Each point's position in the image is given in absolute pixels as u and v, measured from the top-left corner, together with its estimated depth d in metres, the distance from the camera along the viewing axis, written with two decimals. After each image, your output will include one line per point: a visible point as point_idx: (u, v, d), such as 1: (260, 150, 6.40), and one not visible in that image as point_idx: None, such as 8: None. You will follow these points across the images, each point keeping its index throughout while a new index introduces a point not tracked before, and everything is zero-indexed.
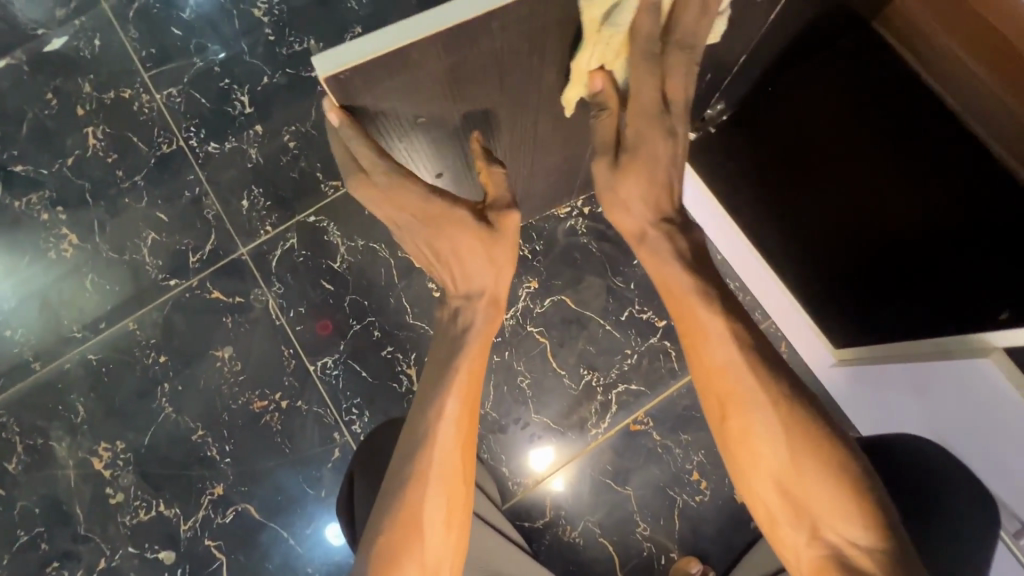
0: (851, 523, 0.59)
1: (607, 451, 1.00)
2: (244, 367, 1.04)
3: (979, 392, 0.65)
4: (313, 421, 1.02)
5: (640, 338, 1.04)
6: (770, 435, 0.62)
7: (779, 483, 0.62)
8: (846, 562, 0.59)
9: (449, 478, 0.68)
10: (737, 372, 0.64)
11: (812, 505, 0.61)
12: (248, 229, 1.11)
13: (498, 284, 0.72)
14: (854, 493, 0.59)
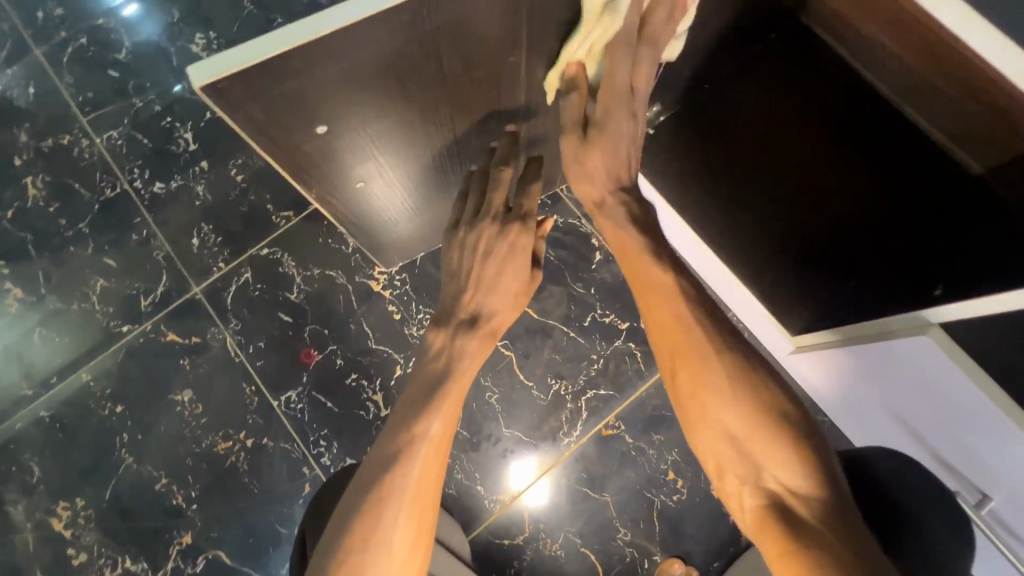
0: (792, 470, 0.55)
1: (581, 459, 0.99)
2: (205, 408, 1.02)
3: (927, 370, 0.66)
4: (281, 457, 1.00)
5: (605, 342, 1.04)
6: (718, 386, 0.59)
7: (723, 431, 0.58)
8: (788, 512, 0.54)
9: (421, 497, 0.64)
10: (691, 327, 0.61)
11: (755, 452, 0.57)
12: (200, 267, 1.08)
13: (503, 318, 0.74)
14: (796, 443, 0.56)
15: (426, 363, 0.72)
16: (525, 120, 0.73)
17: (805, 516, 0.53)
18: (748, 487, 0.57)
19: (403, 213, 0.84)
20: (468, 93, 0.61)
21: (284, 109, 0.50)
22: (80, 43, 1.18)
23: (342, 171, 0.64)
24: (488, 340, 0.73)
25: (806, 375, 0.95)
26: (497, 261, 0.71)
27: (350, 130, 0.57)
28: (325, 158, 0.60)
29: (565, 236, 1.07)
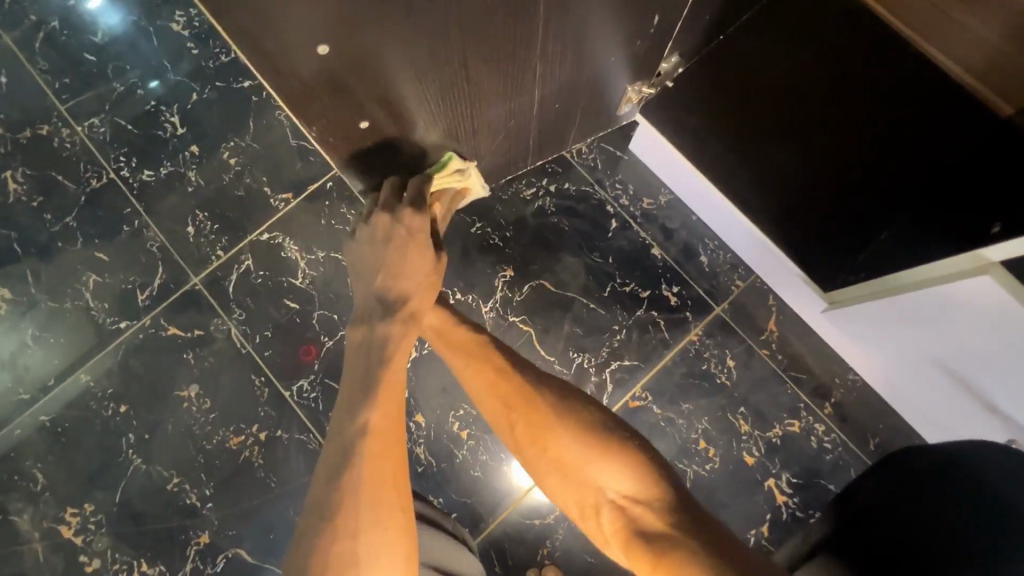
0: (626, 487, 0.59)
1: None
2: (214, 403, 0.97)
3: (981, 311, 0.63)
4: (297, 448, 0.95)
5: (626, 311, 1.00)
6: (549, 416, 0.65)
7: (563, 464, 0.62)
8: (649, 534, 0.55)
9: (380, 493, 0.59)
10: (487, 363, 0.71)
11: (602, 477, 0.60)
12: (198, 256, 1.03)
13: (420, 302, 0.74)
14: (639, 458, 0.60)
15: (357, 360, 0.70)
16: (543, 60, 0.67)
17: (674, 533, 0.54)
18: (606, 514, 0.60)
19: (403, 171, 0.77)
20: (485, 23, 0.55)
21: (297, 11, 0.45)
22: (52, 26, 1.11)
23: (347, 103, 0.58)
24: (411, 325, 0.73)
25: (840, 332, 0.92)
26: (398, 249, 0.71)
27: (357, 52, 0.52)
28: (330, 88, 0.55)
29: (579, 205, 1.03)
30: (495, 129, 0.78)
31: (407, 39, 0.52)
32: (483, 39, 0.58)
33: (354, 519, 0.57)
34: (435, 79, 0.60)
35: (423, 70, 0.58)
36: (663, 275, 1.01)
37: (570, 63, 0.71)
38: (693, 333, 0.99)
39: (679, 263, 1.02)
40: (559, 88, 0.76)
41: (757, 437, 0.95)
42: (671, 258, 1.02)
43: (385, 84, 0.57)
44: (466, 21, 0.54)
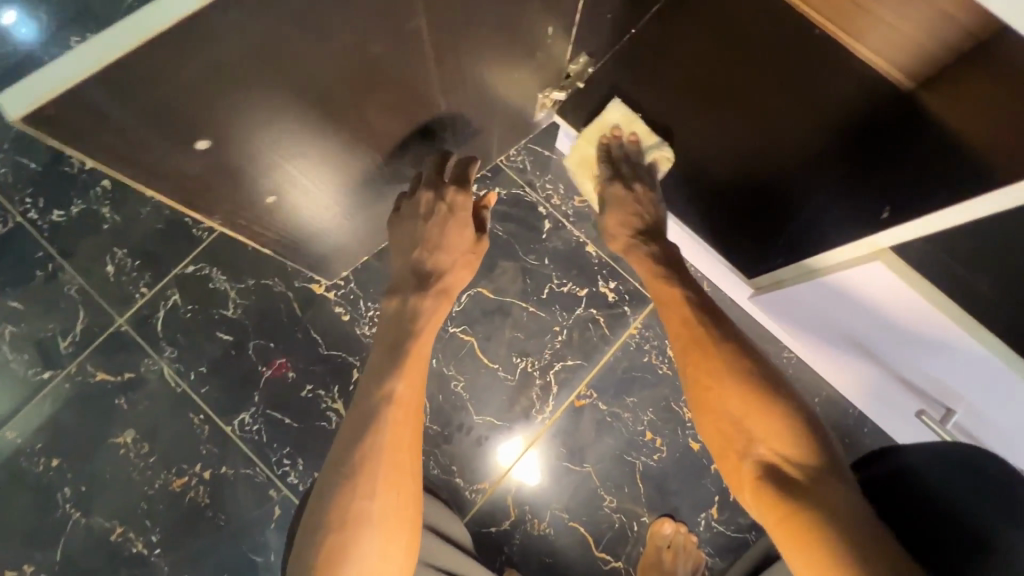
0: (786, 442, 0.59)
1: (559, 433, 0.97)
2: (152, 447, 0.94)
3: (880, 294, 0.64)
4: (243, 484, 0.93)
5: (566, 311, 1.00)
6: (722, 369, 0.66)
7: (733, 418, 0.63)
8: (780, 475, 0.57)
9: (393, 455, 0.65)
10: (692, 319, 0.72)
11: (756, 430, 0.61)
12: (120, 296, 0.99)
13: (454, 280, 0.80)
14: (789, 417, 0.60)
15: (391, 327, 0.76)
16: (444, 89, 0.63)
17: (804, 482, 0.55)
18: (748, 463, 0.61)
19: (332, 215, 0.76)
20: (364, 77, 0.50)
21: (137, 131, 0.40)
22: None
23: (246, 186, 0.56)
24: (443, 298, 0.78)
25: (769, 316, 0.95)
26: (439, 225, 0.77)
27: (239, 147, 0.49)
28: (218, 175, 0.52)
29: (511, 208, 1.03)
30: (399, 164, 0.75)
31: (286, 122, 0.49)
32: (365, 86, 0.52)
33: (373, 472, 0.63)
34: (327, 140, 0.56)
35: (301, 141, 0.53)
36: (600, 272, 1.02)
37: (464, 87, 0.67)
38: (632, 326, 1.00)
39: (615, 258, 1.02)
40: (459, 110, 0.72)
41: None
42: (606, 255, 1.02)
43: (277, 157, 0.54)
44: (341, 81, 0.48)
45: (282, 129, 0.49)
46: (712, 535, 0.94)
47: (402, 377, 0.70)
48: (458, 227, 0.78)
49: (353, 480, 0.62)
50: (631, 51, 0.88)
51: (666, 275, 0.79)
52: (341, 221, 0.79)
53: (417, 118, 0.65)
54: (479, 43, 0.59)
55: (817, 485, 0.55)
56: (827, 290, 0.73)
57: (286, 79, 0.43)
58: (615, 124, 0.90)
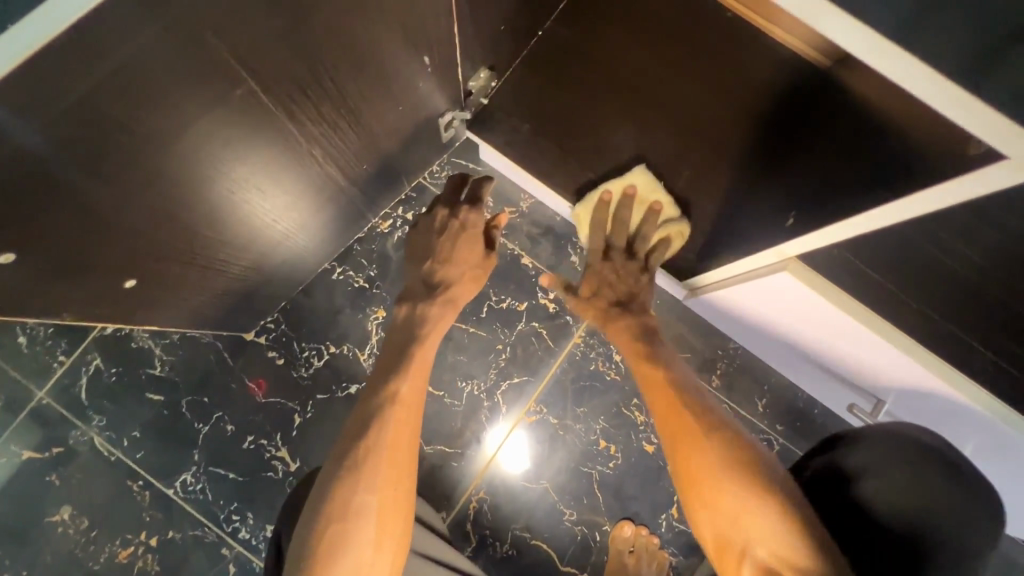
0: (773, 520, 0.53)
1: (512, 453, 0.96)
2: (93, 520, 0.90)
3: (795, 299, 0.64)
4: (194, 546, 0.90)
5: (507, 328, 0.98)
6: (717, 472, 0.59)
7: (716, 502, 0.58)
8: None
9: (396, 452, 0.63)
10: (686, 414, 0.66)
11: (751, 529, 0.55)
12: (38, 367, 0.94)
13: (461, 293, 0.80)
14: (788, 511, 0.53)
15: (404, 329, 0.76)
16: (329, 137, 0.58)
17: None
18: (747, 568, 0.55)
19: (235, 279, 0.67)
20: (206, 141, 0.43)
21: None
22: None
23: (92, 281, 0.48)
24: (450, 307, 0.78)
25: (702, 309, 0.93)
26: (451, 240, 0.80)
27: (62, 250, 0.42)
28: (45, 282, 0.43)
29: None
30: (309, 217, 0.70)
31: (108, 206, 0.41)
32: (213, 151, 0.45)
33: (373, 467, 0.61)
34: (174, 213, 0.48)
35: (166, 225, 0.48)
36: (537, 284, 0.99)
37: (353, 134, 0.61)
38: (576, 335, 0.98)
39: (551, 268, 1.00)
40: (357, 156, 0.67)
41: (653, 425, 0.97)
42: (542, 265, 1.00)
43: (117, 245, 0.46)
44: (168, 152, 0.41)
45: (135, 217, 0.45)
46: (673, 535, 0.94)
47: (406, 373, 0.70)
48: (461, 241, 0.80)
49: (357, 470, 0.60)
50: (542, 58, 0.84)
51: (649, 350, 0.75)
52: (263, 280, 0.75)
53: (309, 173, 0.60)
54: (352, 83, 0.53)
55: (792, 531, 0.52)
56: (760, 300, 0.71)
57: (88, 176, 0.37)
58: (632, 184, 0.81)
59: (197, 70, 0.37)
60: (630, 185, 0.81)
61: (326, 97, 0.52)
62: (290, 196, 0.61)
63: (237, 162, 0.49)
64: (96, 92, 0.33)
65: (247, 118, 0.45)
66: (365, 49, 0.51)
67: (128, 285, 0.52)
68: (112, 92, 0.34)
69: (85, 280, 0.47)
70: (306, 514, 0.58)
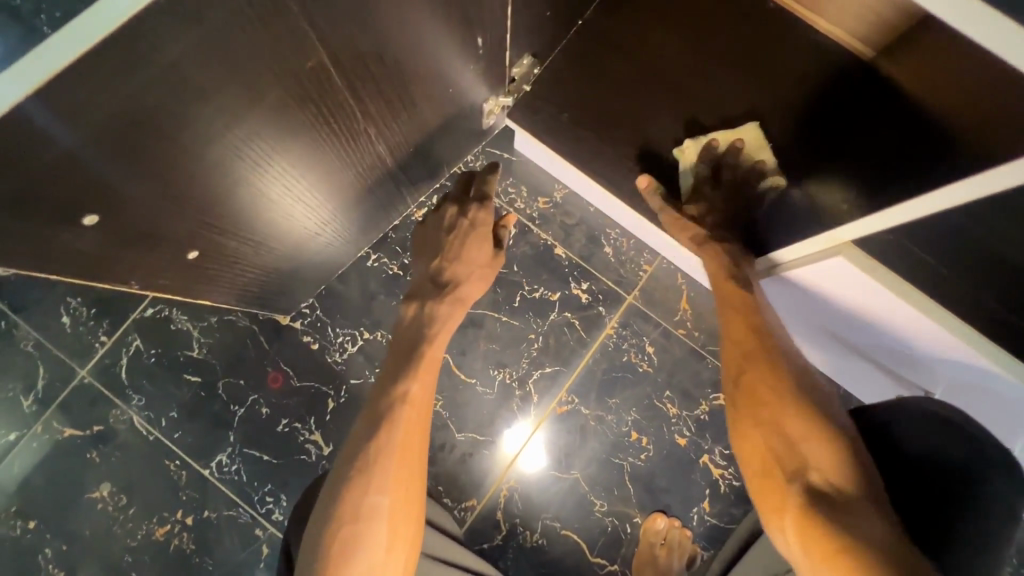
0: (831, 454, 0.54)
1: (544, 442, 0.96)
2: (131, 498, 0.92)
3: (850, 285, 0.63)
4: (229, 526, 0.92)
5: (540, 318, 0.98)
6: (785, 394, 0.61)
7: (779, 423, 0.59)
8: (831, 501, 0.51)
9: (405, 452, 0.63)
10: (762, 334, 0.67)
11: (807, 450, 0.56)
12: (80, 346, 0.96)
13: (473, 289, 0.80)
14: (853, 450, 0.54)
15: (407, 331, 0.76)
16: (382, 117, 0.58)
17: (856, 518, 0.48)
18: (793, 487, 0.54)
19: (284, 256, 0.68)
20: (277, 114, 0.44)
21: (22, 219, 0.35)
22: None
23: (159, 252, 0.49)
24: (458, 306, 0.78)
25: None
26: (461, 239, 0.80)
27: (136, 219, 0.43)
28: (116, 251, 0.45)
29: None
30: (355, 199, 0.70)
31: (180, 175, 0.42)
32: (281, 125, 0.46)
33: (384, 472, 0.61)
34: (242, 183, 0.49)
35: (227, 196, 0.49)
36: (570, 274, 0.99)
37: (404, 115, 0.62)
38: (609, 327, 0.98)
39: (584, 259, 1.00)
40: (405, 138, 0.67)
41: (686, 417, 0.96)
42: (575, 255, 1.00)
43: (185, 214, 0.47)
44: (241, 124, 0.42)
45: (203, 186, 0.45)
46: (705, 529, 0.93)
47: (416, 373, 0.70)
48: (472, 245, 0.80)
49: (368, 472, 0.60)
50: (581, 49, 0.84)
51: (735, 274, 0.71)
52: (306, 260, 0.75)
53: (360, 152, 0.61)
54: (407, 63, 0.54)
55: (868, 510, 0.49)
56: (811, 288, 0.70)
57: (167, 144, 0.38)
58: (741, 139, 0.77)
59: (274, 40, 0.38)
60: (738, 138, 0.78)
61: (383, 74, 0.52)
62: (343, 176, 0.62)
63: (300, 138, 0.49)
64: (192, 50, 0.33)
65: (313, 94, 0.46)
66: (425, 27, 0.52)
67: (191, 257, 0.53)
68: (204, 52, 0.34)
69: (152, 251, 0.48)
70: (319, 513, 0.59)
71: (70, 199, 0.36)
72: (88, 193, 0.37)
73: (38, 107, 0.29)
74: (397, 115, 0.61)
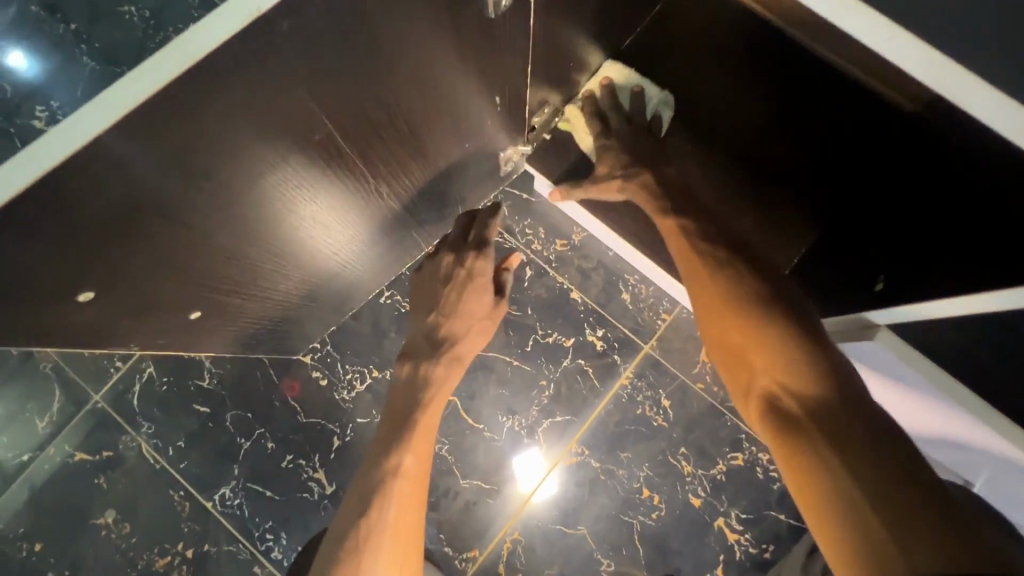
0: (792, 370, 0.52)
1: (551, 494, 0.92)
2: (134, 527, 0.92)
3: (885, 368, 0.60)
4: (227, 561, 0.91)
5: (552, 364, 0.95)
6: (738, 314, 0.58)
7: (734, 344, 0.57)
8: (791, 412, 0.50)
9: (400, 532, 0.60)
10: (702, 255, 0.64)
11: (762, 365, 0.54)
12: (95, 371, 0.97)
13: (468, 346, 0.77)
14: (815, 363, 0.51)
15: (400, 393, 0.73)
16: (395, 174, 0.58)
17: (816, 427, 0.47)
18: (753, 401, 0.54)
19: (293, 304, 0.68)
20: (284, 184, 0.44)
21: (30, 296, 0.35)
22: None
23: (163, 315, 0.49)
24: (456, 364, 0.75)
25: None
26: (459, 289, 0.77)
27: (136, 291, 0.42)
28: (116, 321, 0.44)
29: None
30: (367, 245, 0.69)
31: (182, 249, 0.42)
32: (289, 194, 0.45)
33: (384, 540, 0.59)
34: (250, 245, 0.48)
35: (236, 253, 0.48)
36: (586, 320, 0.96)
37: (419, 168, 0.61)
38: (623, 376, 0.95)
39: (601, 304, 0.97)
40: (419, 189, 0.67)
41: (701, 476, 0.92)
42: (592, 300, 0.97)
43: (189, 280, 0.46)
44: (249, 197, 0.42)
45: (209, 244, 0.44)
46: None
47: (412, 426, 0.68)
48: (470, 300, 0.77)
49: (356, 555, 0.57)
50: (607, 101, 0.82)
51: (664, 206, 0.70)
52: (314, 306, 0.74)
53: (371, 207, 0.60)
54: (419, 125, 0.53)
55: (827, 420, 0.47)
56: (859, 367, 0.66)
57: (170, 223, 0.38)
58: (609, 77, 0.79)
59: (281, 117, 0.37)
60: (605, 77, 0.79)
61: (395, 136, 0.51)
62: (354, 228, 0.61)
63: (308, 202, 0.49)
64: (198, 134, 0.33)
65: (320, 161, 0.45)
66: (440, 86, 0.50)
67: (195, 317, 0.53)
68: (209, 131, 0.34)
69: (152, 317, 0.47)
70: None
71: (74, 275, 0.36)
72: (96, 267, 0.36)
73: (35, 197, 0.29)
74: (411, 172, 0.60)
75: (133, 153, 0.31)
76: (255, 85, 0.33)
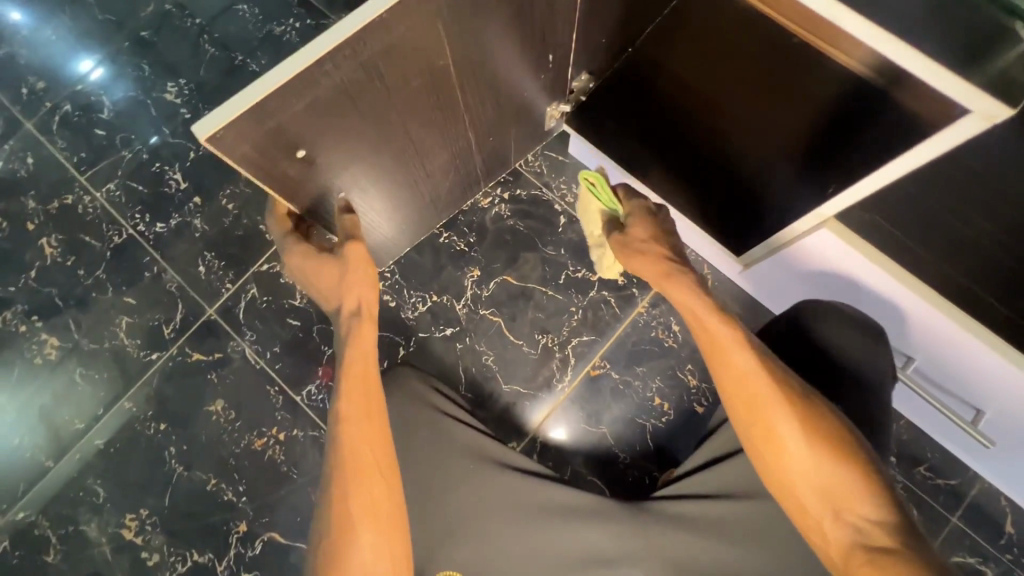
0: (864, 499, 0.63)
1: (577, 399, 1.11)
2: (238, 413, 1.14)
3: (830, 255, 0.78)
4: (312, 444, 1.12)
5: (581, 294, 1.15)
6: (802, 440, 0.65)
7: (798, 468, 0.65)
8: (871, 537, 0.61)
9: (370, 508, 0.67)
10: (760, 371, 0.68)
11: (834, 491, 0.63)
12: (210, 290, 1.20)
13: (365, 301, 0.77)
14: (870, 475, 0.64)
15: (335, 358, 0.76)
16: (472, 108, 0.78)
17: (897, 545, 0.59)
18: (832, 525, 0.63)
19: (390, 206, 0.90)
20: (411, 95, 0.65)
21: (273, 148, 0.56)
22: (66, 109, 1.32)
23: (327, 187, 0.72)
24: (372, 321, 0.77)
25: (755, 284, 1.07)
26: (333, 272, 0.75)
27: (321, 159, 0.64)
28: (309, 183, 0.67)
29: (530, 206, 1.19)
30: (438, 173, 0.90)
31: (349, 136, 0.63)
32: (412, 105, 0.66)
33: (352, 524, 0.66)
34: (381, 144, 0.70)
35: (367, 150, 0.69)
36: None
37: (489, 109, 0.82)
38: (640, 305, 1.14)
39: None
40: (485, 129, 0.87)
41: (704, 389, 1.10)
42: None
43: (345, 161, 0.68)
44: (393, 100, 0.63)
45: (358, 135, 0.65)
46: None
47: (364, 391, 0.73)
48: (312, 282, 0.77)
49: (347, 550, 0.64)
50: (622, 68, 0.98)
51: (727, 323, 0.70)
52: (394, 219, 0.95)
53: (453, 134, 0.80)
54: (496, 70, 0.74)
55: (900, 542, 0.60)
56: (815, 263, 0.84)
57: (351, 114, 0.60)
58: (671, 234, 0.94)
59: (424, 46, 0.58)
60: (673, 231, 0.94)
61: (478, 73, 0.71)
62: (436, 151, 0.82)
63: (419, 115, 0.69)
64: (385, 47, 0.55)
65: (433, 84, 0.66)
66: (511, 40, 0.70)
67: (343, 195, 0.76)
68: (383, 51, 0.55)
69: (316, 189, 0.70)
70: None
71: (301, 138, 0.58)
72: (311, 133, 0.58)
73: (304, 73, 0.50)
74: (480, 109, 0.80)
75: (346, 58, 0.52)
76: (419, 21, 0.55)
